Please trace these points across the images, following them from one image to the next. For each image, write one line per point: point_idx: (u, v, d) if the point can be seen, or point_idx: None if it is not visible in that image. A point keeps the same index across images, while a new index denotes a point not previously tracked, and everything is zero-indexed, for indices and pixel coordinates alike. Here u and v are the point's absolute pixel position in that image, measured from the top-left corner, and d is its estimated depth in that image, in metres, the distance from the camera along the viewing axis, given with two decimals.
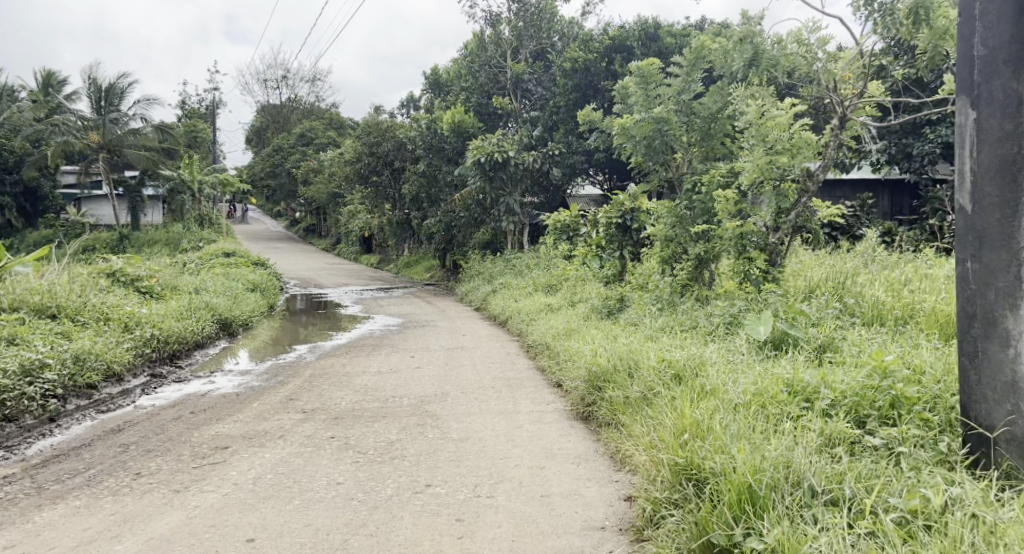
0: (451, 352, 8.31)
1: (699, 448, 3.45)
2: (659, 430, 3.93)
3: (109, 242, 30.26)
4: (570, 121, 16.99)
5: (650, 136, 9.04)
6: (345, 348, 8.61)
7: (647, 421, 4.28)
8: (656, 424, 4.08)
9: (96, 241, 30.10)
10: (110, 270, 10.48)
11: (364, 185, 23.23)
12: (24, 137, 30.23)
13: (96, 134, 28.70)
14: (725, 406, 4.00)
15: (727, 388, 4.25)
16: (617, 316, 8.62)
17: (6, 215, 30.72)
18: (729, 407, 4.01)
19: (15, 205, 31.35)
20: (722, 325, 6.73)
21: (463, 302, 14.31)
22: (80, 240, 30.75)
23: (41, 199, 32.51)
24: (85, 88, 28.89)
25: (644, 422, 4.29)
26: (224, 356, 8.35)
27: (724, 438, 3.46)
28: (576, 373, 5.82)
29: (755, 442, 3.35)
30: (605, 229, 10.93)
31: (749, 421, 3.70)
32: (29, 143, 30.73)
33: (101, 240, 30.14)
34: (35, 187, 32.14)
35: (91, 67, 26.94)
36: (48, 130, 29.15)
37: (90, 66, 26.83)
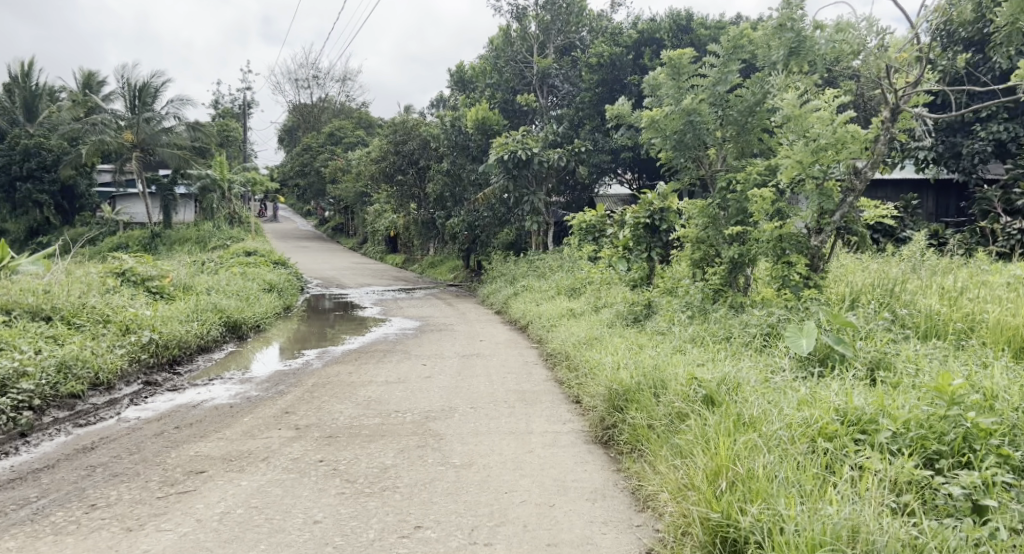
0: (466, 361, 7.82)
1: (744, 512, 3.04)
2: (688, 473, 3.49)
3: (141, 240, 30.43)
4: (596, 117, 16.42)
5: (682, 131, 8.55)
6: (355, 354, 8.17)
7: (674, 456, 3.80)
8: (687, 463, 3.59)
9: (129, 239, 30.31)
10: (121, 270, 10.20)
11: (390, 184, 22.92)
12: (60, 135, 30.57)
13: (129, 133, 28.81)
14: (768, 444, 3.49)
15: (770, 418, 3.71)
16: (644, 324, 8.08)
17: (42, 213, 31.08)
18: (768, 443, 3.50)
19: (52, 203, 31.72)
20: (759, 338, 6.17)
21: (485, 304, 13.85)
22: (112, 239, 30.98)
23: (77, 197, 32.84)
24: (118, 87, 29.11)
25: (672, 457, 3.79)
26: (228, 361, 7.92)
27: (773, 500, 3.04)
28: (596, 391, 5.30)
29: (812, 507, 2.94)
30: (632, 230, 10.38)
31: (794, 470, 3.25)
32: (65, 142, 31.09)
33: (133, 238, 30.33)
34: (71, 185, 32.45)
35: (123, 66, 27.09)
36: (82, 128, 29.44)
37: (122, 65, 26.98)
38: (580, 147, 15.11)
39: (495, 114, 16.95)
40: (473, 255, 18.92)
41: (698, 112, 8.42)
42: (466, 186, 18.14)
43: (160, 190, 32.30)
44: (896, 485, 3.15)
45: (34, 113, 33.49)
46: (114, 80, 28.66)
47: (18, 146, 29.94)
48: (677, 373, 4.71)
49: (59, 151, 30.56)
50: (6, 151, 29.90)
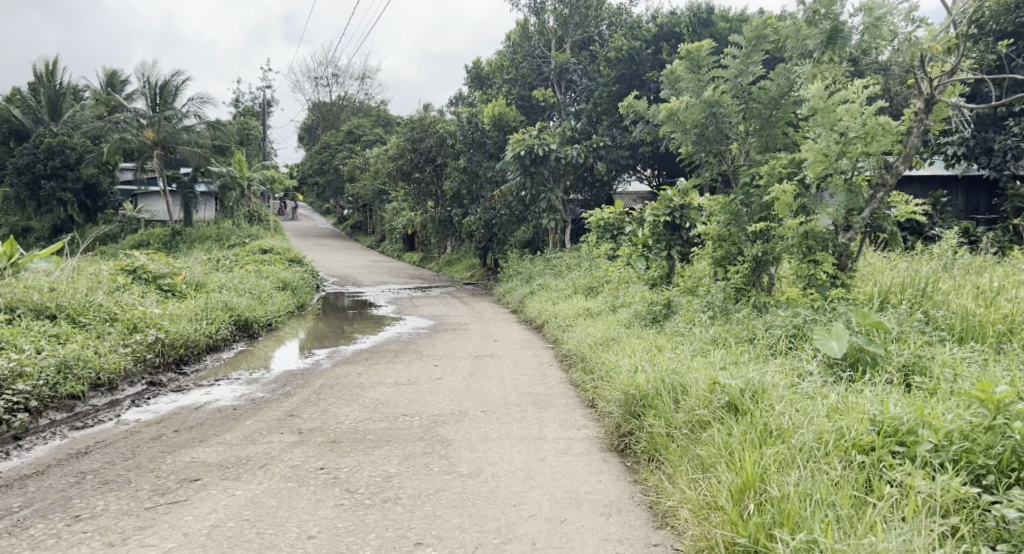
0: (479, 362, 7.61)
1: (776, 544, 2.86)
2: (712, 492, 3.31)
3: (162, 237, 30.57)
4: (614, 113, 16.12)
5: (703, 124, 8.29)
6: (366, 354, 7.99)
7: (696, 470, 3.59)
8: (712, 480, 3.39)
9: (150, 237, 30.46)
10: (133, 268, 10.12)
11: (407, 182, 22.79)
12: (83, 134, 30.79)
13: (150, 131, 28.94)
14: (799, 459, 3.27)
15: (800, 429, 3.48)
16: (663, 324, 7.82)
17: (65, 211, 31.35)
18: (797, 459, 3.29)
19: (75, 201, 31.99)
20: (785, 339, 5.90)
21: (501, 303, 13.65)
22: (133, 236, 31.18)
23: (99, 195, 33.09)
24: (139, 86, 29.27)
25: (695, 471, 3.59)
26: (237, 360, 7.78)
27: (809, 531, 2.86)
28: (613, 395, 5.06)
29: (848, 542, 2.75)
30: (651, 228, 10.12)
31: (827, 491, 3.05)
32: (87, 140, 31.32)
33: (155, 236, 30.48)
34: (93, 183, 32.70)
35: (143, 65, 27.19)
36: (104, 127, 29.61)
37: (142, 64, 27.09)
38: (598, 143, 14.82)
39: (512, 110, 16.72)
40: (490, 253, 18.71)
41: (720, 103, 8.16)
42: (483, 183, 17.93)
43: (181, 188, 32.44)
44: (939, 507, 2.92)
45: (59, 112, 33.60)
46: (136, 79, 28.82)
47: (41, 145, 30.20)
48: (697, 377, 4.47)
49: (81, 149, 30.79)
50: (30, 149, 30.17)
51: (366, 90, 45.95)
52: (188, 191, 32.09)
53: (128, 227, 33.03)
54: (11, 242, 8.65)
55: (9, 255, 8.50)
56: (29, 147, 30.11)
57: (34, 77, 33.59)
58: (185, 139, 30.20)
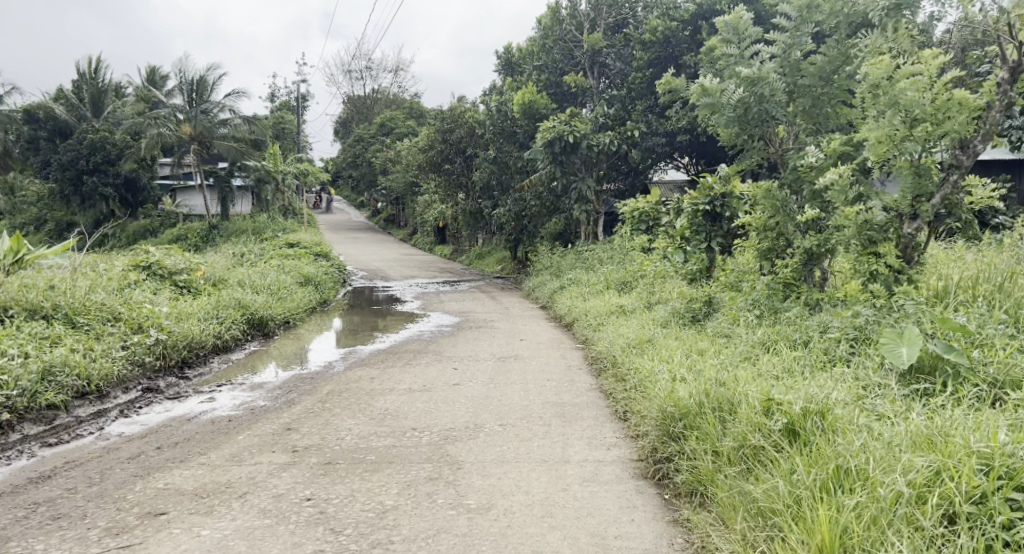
0: (501, 366, 7.07)
1: None
2: None
3: (201, 230, 30.59)
4: (649, 97, 15.22)
5: (744, 103, 7.41)
6: (384, 356, 7.49)
7: (753, 523, 3.07)
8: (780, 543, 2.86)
9: (188, 231, 30.53)
10: (148, 263, 9.77)
11: (437, 174, 22.33)
12: (122, 130, 31.00)
13: (188, 126, 28.93)
14: (892, 516, 2.71)
15: (886, 471, 2.89)
16: (703, 324, 7.17)
17: (107, 206, 31.65)
18: (883, 517, 2.73)
19: (117, 197, 32.28)
20: (844, 345, 5.22)
21: (530, 297, 13.10)
22: (173, 230, 31.25)
23: (139, 190, 33.29)
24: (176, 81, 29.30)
25: (756, 523, 3.05)
26: (248, 362, 7.35)
27: None
28: (648, 412, 4.46)
29: None
30: (690, 218, 9.39)
31: None
32: (127, 135, 31.54)
33: (193, 231, 30.54)
34: (134, 178, 32.82)
35: (179, 61, 27.16)
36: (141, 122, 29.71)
37: (179, 60, 27.06)
38: (632, 130, 14.11)
39: (544, 97, 16.10)
40: (521, 247, 18.14)
41: (765, 79, 7.27)
42: (514, 173, 17.36)
43: (217, 181, 32.49)
44: None
45: (100, 108, 34.41)
46: (172, 74, 28.85)
47: (82, 140, 30.45)
48: (746, 393, 3.85)
49: (122, 145, 30.98)
50: (73, 145, 30.43)
51: (399, 83, 45.66)
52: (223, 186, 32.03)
53: (166, 222, 33.29)
54: (18, 236, 8.29)
55: (15, 250, 8.17)
56: (71, 144, 30.39)
57: (77, 75, 34.43)
58: (221, 133, 30.12)
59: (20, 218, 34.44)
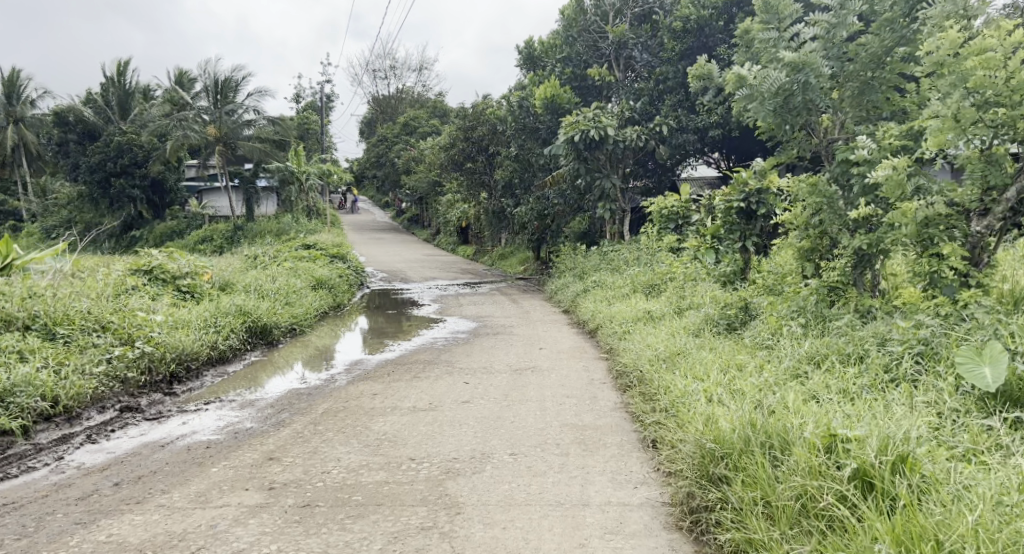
0: (516, 379, 6.46)
1: None
2: None
3: (226, 232, 30.38)
4: (679, 91, 14.43)
5: (786, 91, 6.66)
6: (391, 368, 6.92)
7: None
8: None
9: (213, 233, 30.40)
10: (150, 267, 9.33)
11: (459, 173, 21.80)
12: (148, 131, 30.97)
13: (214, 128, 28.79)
14: None
15: None
16: (740, 333, 6.52)
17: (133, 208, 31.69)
18: None
19: (144, 198, 32.31)
20: (909, 361, 4.52)
21: (553, 301, 12.48)
22: (199, 231, 31.08)
23: (166, 192, 33.28)
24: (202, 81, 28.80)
25: None
26: (246, 374, 6.85)
27: None
28: (682, 444, 3.86)
29: None
30: (724, 216, 8.93)
31: None
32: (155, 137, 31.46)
33: (218, 232, 30.38)
34: (160, 180, 32.79)
35: (206, 63, 26.72)
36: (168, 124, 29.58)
37: (207, 62, 26.61)
38: (660, 125, 13.40)
39: (567, 91, 15.47)
40: (543, 247, 17.53)
41: (812, 64, 6.50)
42: (537, 170, 17.04)
43: (242, 183, 32.45)
44: None
45: (129, 111, 34.53)
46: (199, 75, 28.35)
47: (110, 143, 30.45)
48: (802, 428, 3.26)
49: (149, 147, 30.96)
50: (102, 147, 30.49)
51: (423, 82, 45.30)
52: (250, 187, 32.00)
53: (194, 224, 32.59)
54: (8, 240, 7.89)
55: (5, 254, 7.77)
56: (100, 146, 30.48)
57: (106, 78, 34.32)
58: (245, 135, 30.05)
59: (50, 220, 34.72)
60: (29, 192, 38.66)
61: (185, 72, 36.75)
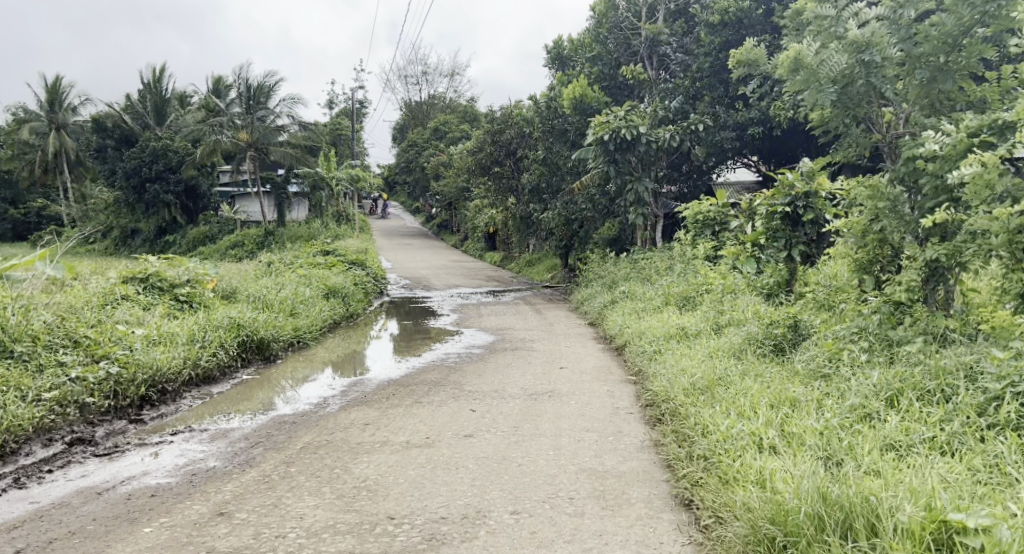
0: (530, 407, 5.66)
1: None
2: None
3: (256, 237, 29.96)
4: (718, 87, 13.51)
5: (847, 77, 5.91)
6: (391, 392, 6.18)
7: None
8: None
9: (244, 238, 30.16)
10: (146, 275, 8.70)
11: (487, 178, 21.16)
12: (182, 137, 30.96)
13: (246, 133, 28.45)
14: None
15: None
16: (790, 357, 5.66)
17: (166, 213, 31.69)
18: None
19: (178, 203, 32.33)
20: (1010, 403, 3.61)
21: (579, 313, 11.69)
22: (231, 236, 30.82)
23: (199, 197, 33.29)
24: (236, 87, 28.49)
25: None
26: (234, 395, 6.16)
27: None
28: (738, 518, 3.16)
29: None
30: (766, 222, 8.16)
31: None
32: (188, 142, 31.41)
33: (248, 237, 30.11)
34: (194, 186, 32.79)
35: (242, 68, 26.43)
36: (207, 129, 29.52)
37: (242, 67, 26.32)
38: (696, 124, 12.49)
39: (597, 91, 14.66)
40: (571, 254, 16.76)
41: (877, 45, 5.77)
42: (565, 174, 16.26)
43: (273, 188, 32.34)
44: None
45: (164, 117, 34.24)
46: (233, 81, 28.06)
47: (145, 148, 30.45)
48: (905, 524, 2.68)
49: (183, 153, 30.96)
50: (138, 153, 30.53)
51: (454, 87, 44.74)
52: (281, 192, 31.80)
53: (226, 227, 32.24)
54: None
55: None
56: (137, 152, 30.54)
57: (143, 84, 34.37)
58: (278, 140, 29.81)
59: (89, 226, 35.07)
60: (70, 198, 39.12)
61: (223, 79, 36.29)
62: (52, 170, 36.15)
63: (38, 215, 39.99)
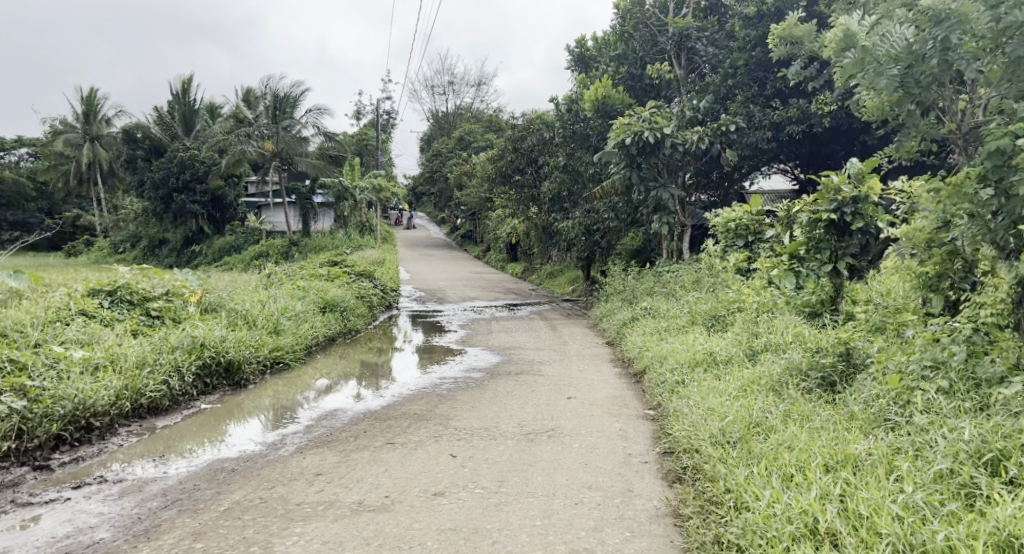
0: (524, 452, 4.68)
1: None
2: None
3: (280, 248, 29.38)
4: (753, 85, 12.41)
5: (913, 53, 4.99)
6: (364, 429, 5.25)
7: None
8: None
9: (270, 248, 29.37)
10: (114, 288, 7.87)
11: (508, 186, 20.23)
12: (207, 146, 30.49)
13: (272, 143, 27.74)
14: None
15: None
16: (844, 395, 4.61)
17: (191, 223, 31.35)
18: None
19: (204, 214, 31.97)
20: None
21: (597, 329, 10.70)
22: (256, 246, 30.15)
23: (225, 207, 32.90)
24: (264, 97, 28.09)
25: None
26: (180, 432, 5.28)
27: None
28: None
29: None
30: (807, 231, 7.09)
31: None
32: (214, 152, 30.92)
33: (272, 248, 29.43)
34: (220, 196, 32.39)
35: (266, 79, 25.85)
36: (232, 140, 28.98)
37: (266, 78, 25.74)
38: (727, 124, 11.42)
39: (620, 92, 13.64)
40: (594, 265, 15.78)
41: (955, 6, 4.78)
42: (586, 181, 15.28)
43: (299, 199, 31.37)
44: None
45: (193, 125, 33.56)
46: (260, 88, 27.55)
47: (175, 158, 30.11)
48: None
49: (209, 163, 30.66)
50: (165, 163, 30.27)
51: (481, 97, 44.04)
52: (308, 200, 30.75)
53: (252, 237, 31.47)
54: None
55: None
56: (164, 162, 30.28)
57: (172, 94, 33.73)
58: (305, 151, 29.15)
59: (118, 236, 34.92)
60: (102, 208, 39.23)
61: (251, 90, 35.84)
62: (83, 181, 36.28)
63: (72, 225, 40.24)
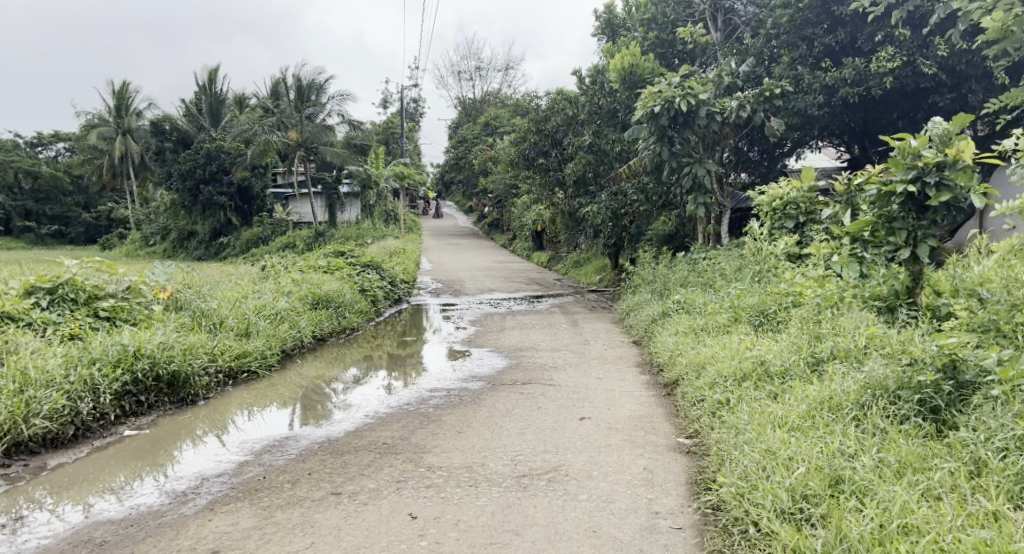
0: (509, 508, 3.44)
1: None
2: None
3: (305, 239, 28.44)
4: (800, 45, 10.79)
5: None
6: (309, 469, 4.04)
7: None
8: None
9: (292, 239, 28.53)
10: (55, 284, 6.72)
11: (532, 171, 18.87)
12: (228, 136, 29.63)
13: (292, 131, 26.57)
14: None
15: None
16: (962, 432, 3.24)
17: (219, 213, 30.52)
18: None
19: (231, 205, 31.19)
20: None
21: (623, 326, 9.40)
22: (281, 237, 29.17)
23: (251, 198, 31.96)
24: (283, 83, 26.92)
25: None
26: (75, 471, 4.18)
27: None
28: None
29: None
30: (878, 207, 5.63)
31: None
32: (240, 142, 30.00)
33: (295, 239, 28.59)
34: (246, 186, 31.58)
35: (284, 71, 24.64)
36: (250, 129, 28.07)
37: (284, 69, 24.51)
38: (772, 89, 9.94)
39: (649, 60, 12.18)
40: (623, 253, 14.42)
41: None
42: (613, 161, 13.90)
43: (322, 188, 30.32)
44: None
45: (219, 117, 32.84)
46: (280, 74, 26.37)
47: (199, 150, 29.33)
48: None
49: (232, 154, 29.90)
50: (192, 156, 29.34)
51: (508, 82, 42.60)
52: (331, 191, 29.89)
53: (279, 228, 30.53)
54: None
55: None
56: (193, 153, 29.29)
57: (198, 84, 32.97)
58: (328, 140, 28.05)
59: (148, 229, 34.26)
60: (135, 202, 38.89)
61: None
62: (119, 175, 35.83)
63: (108, 220, 40.03)
